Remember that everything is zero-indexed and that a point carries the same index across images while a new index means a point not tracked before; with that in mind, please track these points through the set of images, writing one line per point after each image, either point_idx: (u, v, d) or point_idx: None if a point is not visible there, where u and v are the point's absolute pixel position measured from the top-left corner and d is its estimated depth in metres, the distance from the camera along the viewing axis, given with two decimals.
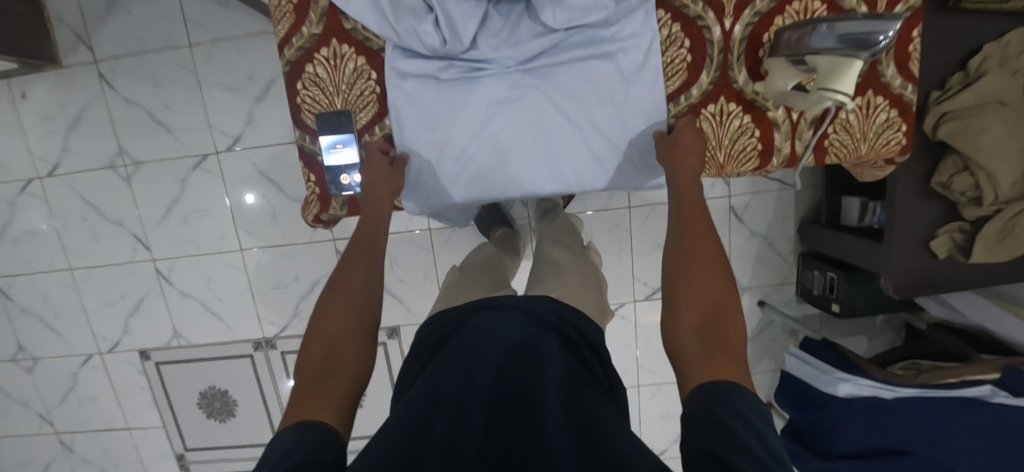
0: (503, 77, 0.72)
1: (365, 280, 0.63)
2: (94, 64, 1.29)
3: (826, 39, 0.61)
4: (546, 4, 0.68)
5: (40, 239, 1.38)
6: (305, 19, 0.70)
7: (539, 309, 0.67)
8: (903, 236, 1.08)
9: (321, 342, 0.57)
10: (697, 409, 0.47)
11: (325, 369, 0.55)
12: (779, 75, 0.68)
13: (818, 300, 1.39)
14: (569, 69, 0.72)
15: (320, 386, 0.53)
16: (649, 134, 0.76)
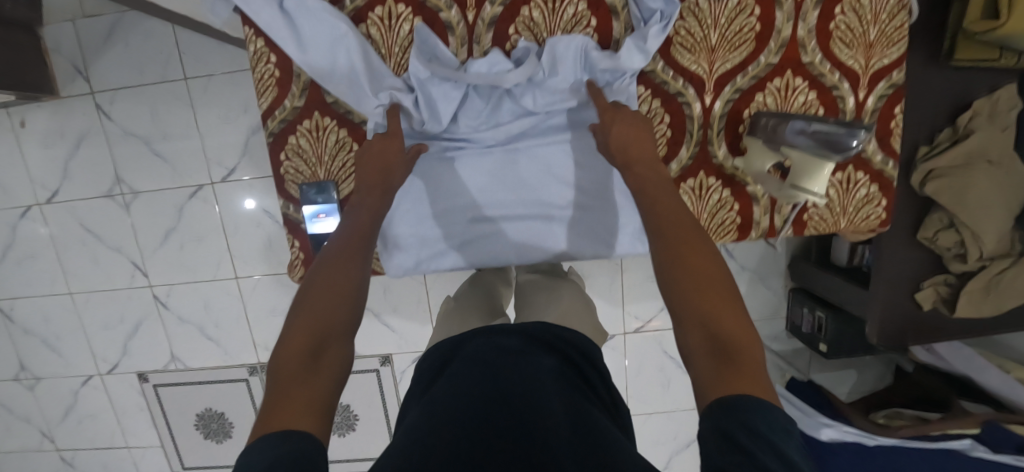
0: (483, 154, 0.76)
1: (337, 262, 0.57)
2: (92, 94, 1.31)
3: (801, 135, 0.65)
4: (526, 90, 0.72)
5: (40, 263, 1.40)
6: (288, 93, 0.71)
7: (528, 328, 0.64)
8: (889, 286, 1.08)
9: (300, 334, 0.49)
10: (708, 427, 0.41)
11: (304, 366, 0.48)
12: (757, 157, 0.70)
13: (806, 337, 1.38)
14: (547, 147, 0.75)
15: (299, 384, 0.46)
16: (627, 206, 0.77)
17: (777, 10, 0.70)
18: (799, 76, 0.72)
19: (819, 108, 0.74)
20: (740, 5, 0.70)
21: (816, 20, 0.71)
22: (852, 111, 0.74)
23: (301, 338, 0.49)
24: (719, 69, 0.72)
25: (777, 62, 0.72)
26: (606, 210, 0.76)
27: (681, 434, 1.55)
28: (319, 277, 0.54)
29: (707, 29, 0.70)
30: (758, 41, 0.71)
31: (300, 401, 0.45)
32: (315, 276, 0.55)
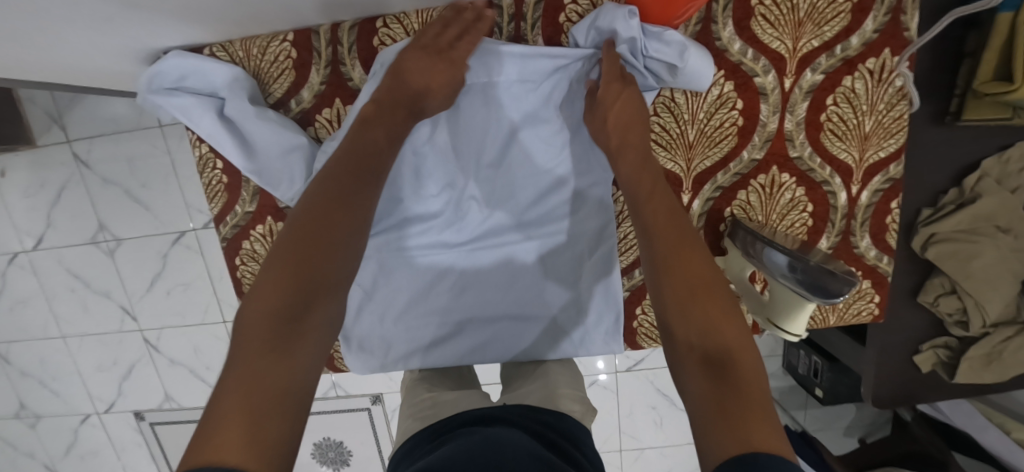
0: (446, 251, 0.72)
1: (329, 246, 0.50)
2: (68, 143, 1.28)
3: (776, 265, 0.58)
4: (493, 192, 0.70)
5: (31, 309, 1.41)
6: (238, 198, 0.69)
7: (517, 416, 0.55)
8: (887, 348, 1.01)
9: (283, 288, 0.46)
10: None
11: (281, 337, 0.43)
12: (738, 265, 0.66)
13: (804, 379, 1.33)
14: (509, 243, 0.72)
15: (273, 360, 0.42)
16: (599, 303, 0.73)
17: (761, 102, 0.64)
18: (786, 172, 0.67)
19: (808, 205, 0.68)
20: (720, 99, 0.64)
21: (805, 112, 0.65)
22: (845, 207, 0.68)
23: (283, 293, 0.45)
24: (697, 166, 0.66)
25: (762, 158, 0.66)
26: (576, 307, 0.73)
27: (675, 467, 1.54)
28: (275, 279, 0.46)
29: (684, 125, 0.65)
30: (741, 136, 0.65)
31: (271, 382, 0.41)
32: (312, 221, 0.50)
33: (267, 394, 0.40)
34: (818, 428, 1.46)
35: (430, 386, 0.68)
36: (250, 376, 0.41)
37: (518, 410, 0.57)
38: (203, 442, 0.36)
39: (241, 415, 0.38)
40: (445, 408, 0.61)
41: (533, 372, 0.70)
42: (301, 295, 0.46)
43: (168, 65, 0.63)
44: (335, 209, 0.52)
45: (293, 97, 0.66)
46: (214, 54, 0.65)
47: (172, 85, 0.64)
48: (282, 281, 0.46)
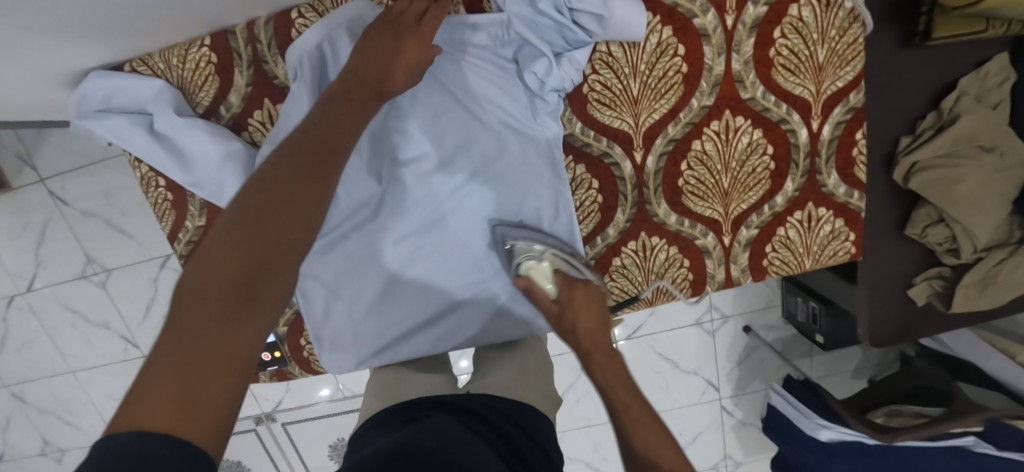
0: (395, 241, 0.69)
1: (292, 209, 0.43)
2: (43, 182, 1.28)
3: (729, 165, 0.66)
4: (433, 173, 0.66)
5: (37, 348, 1.43)
6: (186, 213, 0.68)
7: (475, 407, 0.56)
8: (881, 284, 0.98)
9: (234, 259, 0.39)
10: None
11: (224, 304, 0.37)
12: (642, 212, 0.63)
13: (804, 326, 1.31)
14: (458, 223, 0.69)
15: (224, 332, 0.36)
16: None
17: (704, 45, 0.60)
18: (739, 114, 0.63)
19: (768, 147, 0.65)
20: (659, 46, 0.60)
21: (752, 49, 0.61)
22: (807, 144, 0.65)
23: (233, 263, 0.39)
24: (646, 121, 0.63)
25: (712, 104, 0.63)
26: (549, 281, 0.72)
27: (686, 429, 1.53)
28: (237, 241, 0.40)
29: (626, 80, 0.61)
30: (687, 83, 0.62)
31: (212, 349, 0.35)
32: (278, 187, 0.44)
33: (209, 366, 0.34)
34: (825, 374, 1.48)
35: (398, 369, 0.70)
36: (192, 346, 0.34)
37: (484, 398, 0.58)
38: (135, 407, 0.31)
39: (179, 382, 0.32)
40: (404, 387, 0.64)
41: (504, 363, 0.69)
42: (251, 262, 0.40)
43: (92, 86, 0.61)
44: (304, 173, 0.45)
45: (222, 104, 0.64)
46: (136, 69, 0.64)
47: (98, 107, 0.63)
48: (228, 253, 0.39)
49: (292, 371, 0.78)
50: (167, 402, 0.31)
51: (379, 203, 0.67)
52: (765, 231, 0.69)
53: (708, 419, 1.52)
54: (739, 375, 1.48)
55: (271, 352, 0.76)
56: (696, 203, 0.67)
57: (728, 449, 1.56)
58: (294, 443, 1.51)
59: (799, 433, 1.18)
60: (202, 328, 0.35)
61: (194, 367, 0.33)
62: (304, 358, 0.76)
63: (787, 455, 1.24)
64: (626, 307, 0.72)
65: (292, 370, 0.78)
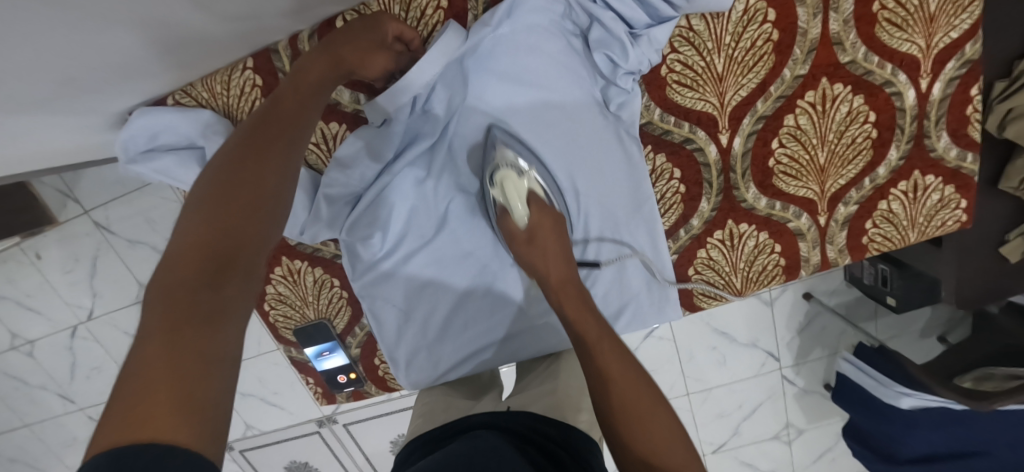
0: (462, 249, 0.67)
1: (250, 200, 0.44)
2: (87, 214, 1.29)
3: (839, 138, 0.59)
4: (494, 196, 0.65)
5: (105, 372, 1.48)
6: None
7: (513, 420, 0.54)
8: (966, 245, 0.91)
9: (188, 270, 0.38)
10: None
11: (192, 297, 0.37)
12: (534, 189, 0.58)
13: (871, 290, 1.25)
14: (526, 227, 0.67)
15: (200, 339, 0.35)
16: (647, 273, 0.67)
17: (798, 7, 0.53)
18: (837, 82, 0.56)
19: (870, 114, 0.58)
20: (746, 14, 0.53)
21: (854, 6, 0.53)
22: (914, 107, 0.58)
23: (192, 270, 0.38)
24: (732, 100, 0.57)
25: (807, 72, 0.56)
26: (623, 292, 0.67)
27: (746, 401, 1.51)
28: (196, 237, 0.40)
29: (709, 56, 0.55)
30: (778, 53, 0.55)
31: (189, 355, 0.34)
32: (229, 189, 0.44)
33: (193, 368, 0.33)
34: (892, 336, 1.42)
35: (447, 391, 0.67)
36: (164, 354, 0.33)
37: (525, 416, 0.55)
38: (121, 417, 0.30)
39: (164, 390, 0.31)
40: (444, 406, 0.63)
41: (547, 371, 0.67)
42: (214, 266, 0.39)
43: (136, 126, 0.59)
44: (263, 176, 0.46)
45: None
46: (179, 102, 0.62)
47: (146, 147, 0.60)
48: (191, 254, 0.39)
49: (368, 390, 0.76)
50: (146, 416, 0.30)
51: (447, 217, 0.66)
52: (865, 206, 0.63)
53: (768, 391, 1.50)
54: (799, 344, 1.44)
55: (347, 374, 0.75)
56: (789, 184, 0.61)
57: (791, 418, 1.54)
58: (357, 442, 1.53)
59: (876, 401, 1.14)
60: (174, 330, 0.35)
61: (175, 367, 0.33)
62: (379, 376, 0.75)
63: (860, 424, 1.20)
64: (714, 299, 0.68)
65: (368, 389, 0.77)
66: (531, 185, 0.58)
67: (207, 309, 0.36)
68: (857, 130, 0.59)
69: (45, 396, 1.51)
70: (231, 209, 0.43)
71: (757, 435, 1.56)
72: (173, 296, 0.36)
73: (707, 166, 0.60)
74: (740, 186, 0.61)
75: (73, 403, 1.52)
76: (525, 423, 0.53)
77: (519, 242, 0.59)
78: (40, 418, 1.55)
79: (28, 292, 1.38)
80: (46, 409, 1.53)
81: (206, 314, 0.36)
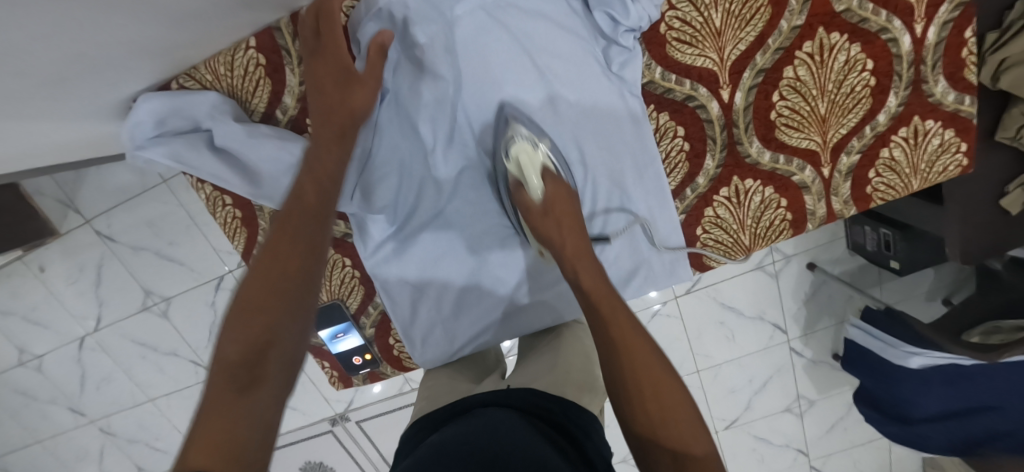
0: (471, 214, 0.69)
1: (282, 283, 0.51)
2: (89, 223, 1.30)
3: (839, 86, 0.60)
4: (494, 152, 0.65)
5: (116, 383, 1.47)
6: (257, 229, 0.68)
7: (511, 394, 0.56)
8: (965, 199, 0.93)
9: (236, 347, 0.47)
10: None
11: (231, 377, 0.45)
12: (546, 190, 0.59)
13: (874, 255, 1.26)
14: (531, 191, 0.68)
15: (233, 413, 0.43)
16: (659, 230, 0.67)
17: None
18: (834, 30, 0.57)
19: (868, 62, 0.59)
20: None
21: None
22: (910, 52, 0.59)
23: (234, 352, 0.47)
24: (731, 54, 0.58)
25: (805, 23, 0.57)
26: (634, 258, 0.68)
27: (756, 375, 1.52)
28: (240, 322, 0.49)
29: (707, 10, 0.56)
30: (774, 4, 0.56)
31: (222, 427, 0.41)
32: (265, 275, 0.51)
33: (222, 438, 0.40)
34: (897, 300, 1.43)
35: (453, 373, 0.67)
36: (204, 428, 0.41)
37: (524, 393, 0.56)
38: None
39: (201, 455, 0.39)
40: (442, 390, 0.63)
41: (547, 346, 0.68)
42: (251, 350, 0.47)
43: (145, 113, 0.60)
44: (297, 260, 0.53)
45: (276, 107, 0.66)
46: (184, 85, 0.64)
47: (156, 133, 0.62)
48: (236, 338, 0.47)
49: (385, 371, 0.77)
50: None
51: (455, 190, 0.67)
52: (868, 155, 0.63)
53: (777, 364, 1.51)
54: (806, 315, 1.45)
55: (361, 356, 0.75)
56: (792, 137, 0.62)
57: (801, 389, 1.55)
58: (371, 439, 1.53)
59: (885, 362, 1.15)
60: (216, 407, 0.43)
61: (215, 436, 0.40)
62: (395, 357, 0.76)
63: (870, 388, 1.21)
64: (725, 258, 0.69)
65: (384, 370, 0.77)
66: (543, 160, 0.60)
67: (242, 389, 0.45)
68: (858, 76, 0.59)
69: (55, 410, 1.50)
70: (265, 292, 0.50)
71: (769, 409, 1.56)
72: (222, 377, 0.45)
73: (711, 123, 0.61)
74: (746, 141, 0.62)
75: (84, 416, 1.51)
76: (524, 398, 0.55)
77: (534, 214, 0.59)
78: (51, 433, 1.54)
79: (34, 306, 1.38)
80: (57, 424, 1.52)
81: (241, 389, 0.45)
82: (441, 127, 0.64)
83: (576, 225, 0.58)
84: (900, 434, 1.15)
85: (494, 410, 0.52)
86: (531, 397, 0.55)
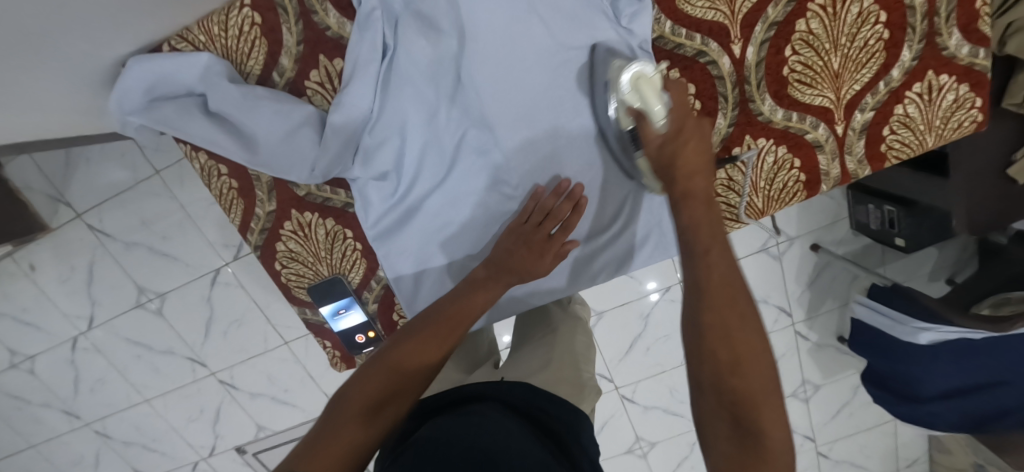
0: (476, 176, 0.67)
1: (438, 343, 0.58)
2: (80, 218, 1.28)
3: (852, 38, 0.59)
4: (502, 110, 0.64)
5: (110, 384, 1.43)
6: (255, 199, 0.67)
7: (508, 396, 0.70)
8: (969, 170, 0.92)
9: (386, 378, 0.54)
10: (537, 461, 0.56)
11: (370, 396, 0.53)
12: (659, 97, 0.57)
13: (879, 234, 1.25)
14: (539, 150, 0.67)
15: (359, 431, 0.51)
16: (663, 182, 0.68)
17: None
18: None
19: (881, 14, 0.58)
20: None
21: None
22: (925, 3, 0.58)
23: (380, 381, 0.54)
24: (741, 7, 0.58)
25: None
26: (624, 221, 0.73)
27: None
28: (397, 356, 0.56)
29: None
30: None
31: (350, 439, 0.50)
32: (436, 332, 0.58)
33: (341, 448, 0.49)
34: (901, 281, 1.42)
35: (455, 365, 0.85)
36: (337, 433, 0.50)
37: (521, 391, 0.72)
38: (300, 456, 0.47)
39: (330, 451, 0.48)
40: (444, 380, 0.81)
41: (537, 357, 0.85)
42: (392, 389, 0.54)
43: (135, 77, 0.60)
44: (456, 331, 0.60)
45: (274, 69, 0.64)
46: (176, 47, 0.63)
47: (148, 99, 0.62)
48: (388, 368, 0.55)
49: None
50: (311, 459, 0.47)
51: (457, 154, 0.66)
52: (882, 111, 0.62)
53: (782, 348, 1.50)
54: (811, 297, 1.44)
55: (365, 334, 0.72)
56: (805, 93, 0.61)
57: (806, 374, 1.53)
58: None
59: (892, 340, 1.14)
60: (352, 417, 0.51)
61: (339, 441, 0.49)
62: None
63: (877, 367, 1.19)
64: (738, 223, 0.67)
65: None
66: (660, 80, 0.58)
67: (372, 412, 0.52)
68: (871, 27, 0.58)
69: (48, 414, 1.46)
70: (425, 345, 0.57)
71: None
72: (366, 389, 0.53)
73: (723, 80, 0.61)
74: (760, 99, 0.61)
75: (78, 419, 1.47)
76: (520, 393, 0.72)
77: (652, 139, 0.56)
78: (44, 438, 1.49)
79: (25, 306, 1.35)
80: (50, 428, 1.48)
81: (371, 414, 0.52)
82: (445, 88, 0.63)
83: (701, 181, 0.54)
84: (909, 412, 1.13)
85: (492, 405, 0.65)
86: (520, 399, 0.70)
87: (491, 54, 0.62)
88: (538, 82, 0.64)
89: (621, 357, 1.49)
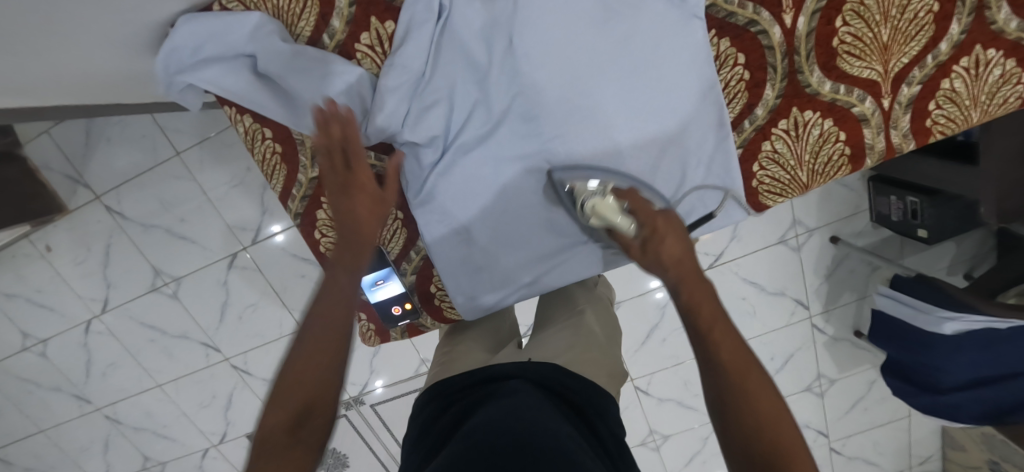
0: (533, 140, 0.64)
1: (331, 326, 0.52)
2: (98, 199, 1.27)
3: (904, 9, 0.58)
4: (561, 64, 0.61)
5: (122, 368, 1.42)
6: (297, 166, 0.69)
7: (536, 374, 0.66)
8: (1002, 157, 0.90)
9: (288, 387, 0.49)
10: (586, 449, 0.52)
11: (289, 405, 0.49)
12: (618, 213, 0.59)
13: (899, 226, 1.25)
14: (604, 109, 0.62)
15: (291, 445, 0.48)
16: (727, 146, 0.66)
17: None
18: None
19: None
20: None
21: None
22: None
23: (287, 389, 0.49)
24: None
25: None
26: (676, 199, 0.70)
27: (777, 353, 1.50)
28: (299, 359, 0.50)
29: None
30: None
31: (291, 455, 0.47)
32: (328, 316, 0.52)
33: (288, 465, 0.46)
34: None
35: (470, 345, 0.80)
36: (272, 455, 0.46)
37: (548, 368, 0.68)
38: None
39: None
40: (459, 360, 0.77)
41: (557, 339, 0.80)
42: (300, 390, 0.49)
43: (182, 36, 0.60)
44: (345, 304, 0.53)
45: (323, 31, 0.64)
46: (227, 7, 0.63)
47: (193, 57, 0.62)
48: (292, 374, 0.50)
49: (424, 322, 0.81)
50: None
51: (503, 119, 0.65)
52: (928, 86, 0.62)
53: (798, 341, 1.49)
54: (828, 290, 1.44)
55: (402, 306, 0.77)
56: (853, 65, 0.61)
57: (822, 368, 1.53)
58: (387, 425, 1.48)
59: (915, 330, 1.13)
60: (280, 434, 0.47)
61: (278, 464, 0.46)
62: (436, 306, 0.79)
63: (898, 359, 1.19)
64: (780, 196, 0.70)
65: (424, 321, 0.81)
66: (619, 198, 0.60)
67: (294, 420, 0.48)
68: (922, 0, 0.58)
69: (59, 398, 1.45)
70: (321, 337, 0.51)
71: (789, 389, 1.55)
72: (285, 401, 0.49)
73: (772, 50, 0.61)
74: (805, 71, 0.62)
75: (89, 404, 1.46)
76: (548, 373, 0.67)
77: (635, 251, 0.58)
78: (54, 422, 1.48)
79: (40, 288, 1.34)
80: (60, 412, 1.47)
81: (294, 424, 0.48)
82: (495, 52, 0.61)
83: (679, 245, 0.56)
84: (930, 404, 1.12)
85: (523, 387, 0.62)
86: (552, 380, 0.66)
87: (542, 17, 0.60)
88: (592, 38, 0.60)
89: (638, 348, 1.49)
